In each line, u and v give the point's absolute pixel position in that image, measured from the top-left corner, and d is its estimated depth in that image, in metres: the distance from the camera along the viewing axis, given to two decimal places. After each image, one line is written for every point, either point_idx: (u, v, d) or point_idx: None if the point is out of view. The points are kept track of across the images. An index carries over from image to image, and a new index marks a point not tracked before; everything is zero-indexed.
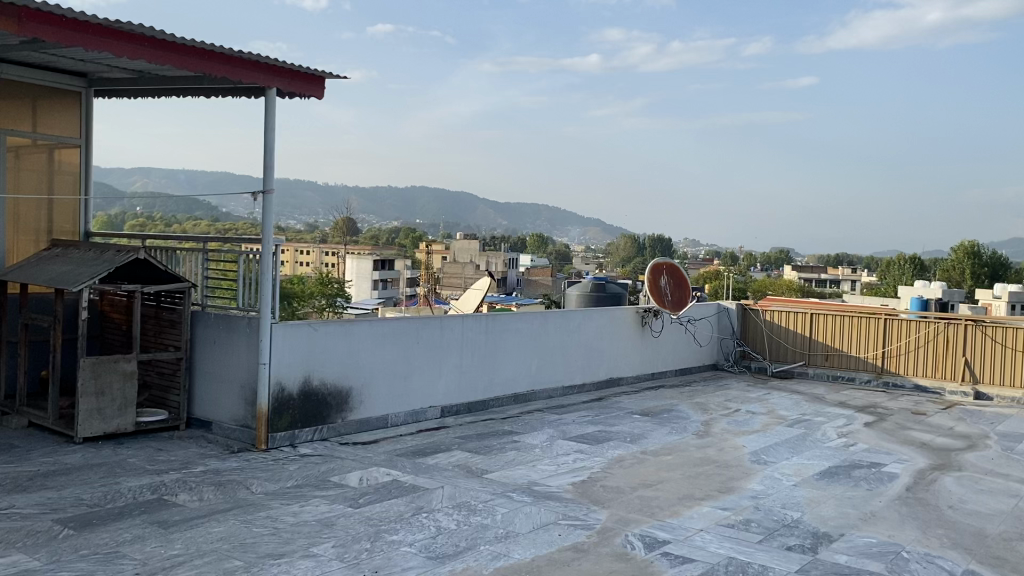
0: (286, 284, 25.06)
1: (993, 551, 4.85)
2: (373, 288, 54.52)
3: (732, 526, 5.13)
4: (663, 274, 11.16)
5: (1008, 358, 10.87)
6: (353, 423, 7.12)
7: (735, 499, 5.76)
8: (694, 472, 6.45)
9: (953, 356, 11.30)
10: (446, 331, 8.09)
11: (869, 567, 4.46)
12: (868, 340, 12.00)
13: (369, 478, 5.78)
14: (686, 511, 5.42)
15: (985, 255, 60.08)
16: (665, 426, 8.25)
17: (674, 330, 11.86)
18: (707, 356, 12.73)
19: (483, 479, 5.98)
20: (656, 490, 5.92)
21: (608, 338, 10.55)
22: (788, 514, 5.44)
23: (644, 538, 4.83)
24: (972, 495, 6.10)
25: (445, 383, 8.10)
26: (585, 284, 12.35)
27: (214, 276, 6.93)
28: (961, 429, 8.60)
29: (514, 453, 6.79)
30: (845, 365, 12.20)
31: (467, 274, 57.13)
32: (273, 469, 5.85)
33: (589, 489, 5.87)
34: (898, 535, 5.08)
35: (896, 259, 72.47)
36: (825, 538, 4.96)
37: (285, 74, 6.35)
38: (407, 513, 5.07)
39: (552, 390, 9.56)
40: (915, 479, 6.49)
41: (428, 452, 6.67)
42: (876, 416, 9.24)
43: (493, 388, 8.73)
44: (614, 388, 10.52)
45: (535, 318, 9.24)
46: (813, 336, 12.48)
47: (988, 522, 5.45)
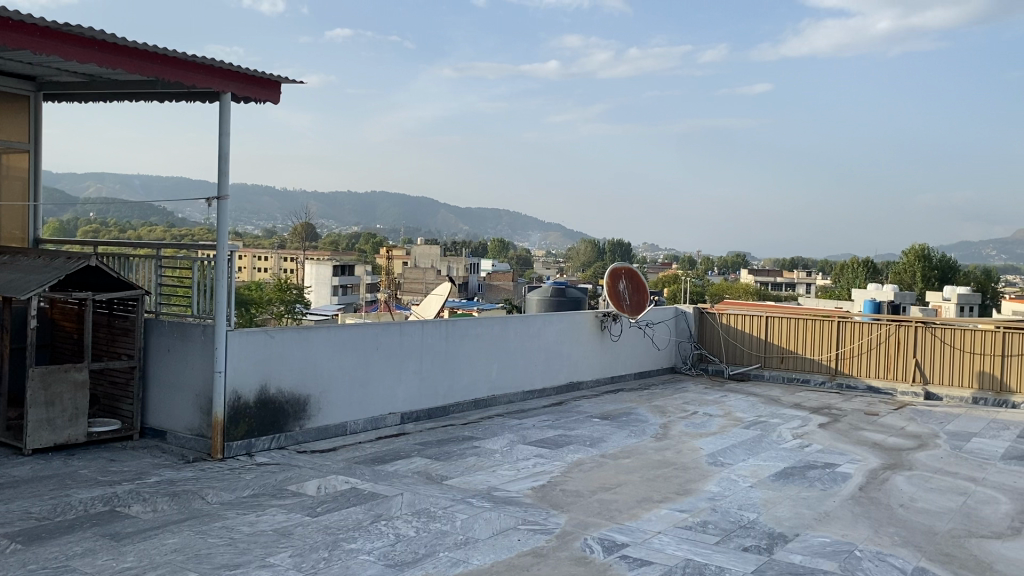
0: (243, 290, 24.72)
1: (942, 549, 4.96)
2: (333, 293, 54.05)
3: (689, 528, 5.18)
4: (623, 278, 11.26)
5: (958, 359, 11.12)
6: (311, 431, 7.05)
7: (693, 501, 5.82)
8: (653, 475, 6.50)
9: (905, 357, 11.54)
10: (406, 337, 8.06)
11: (823, 567, 4.53)
12: (822, 342, 12.21)
13: (327, 487, 5.73)
14: (645, 514, 5.46)
15: (935, 259, 61.40)
16: (624, 429, 8.32)
17: (633, 334, 11.95)
18: (665, 359, 12.85)
19: (444, 485, 5.96)
20: (616, 493, 5.95)
21: (569, 343, 10.59)
22: (745, 515, 5.51)
23: (603, 541, 4.85)
24: (923, 493, 6.23)
25: (405, 390, 8.07)
26: (545, 288, 12.40)
27: (168, 283, 6.82)
28: (912, 429, 8.79)
29: (474, 459, 6.78)
30: (800, 367, 12.40)
31: (427, 279, 56.94)
32: (229, 479, 5.77)
33: (549, 493, 5.89)
34: (852, 534, 5.17)
35: (850, 263, 73.77)
36: (780, 539, 5.03)
37: (239, 77, 6.27)
38: (366, 522, 5.04)
39: (513, 396, 9.57)
40: (867, 479, 6.61)
41: (387, 459, 6.64)
42: (830, 417, 9.41)
43: (453, 394, 8.71)
44: (574, 393, 10.57)
45: (495, 324, 9.24)
46: (769, 339, 12.67)
47: (938, 520, 5.57)
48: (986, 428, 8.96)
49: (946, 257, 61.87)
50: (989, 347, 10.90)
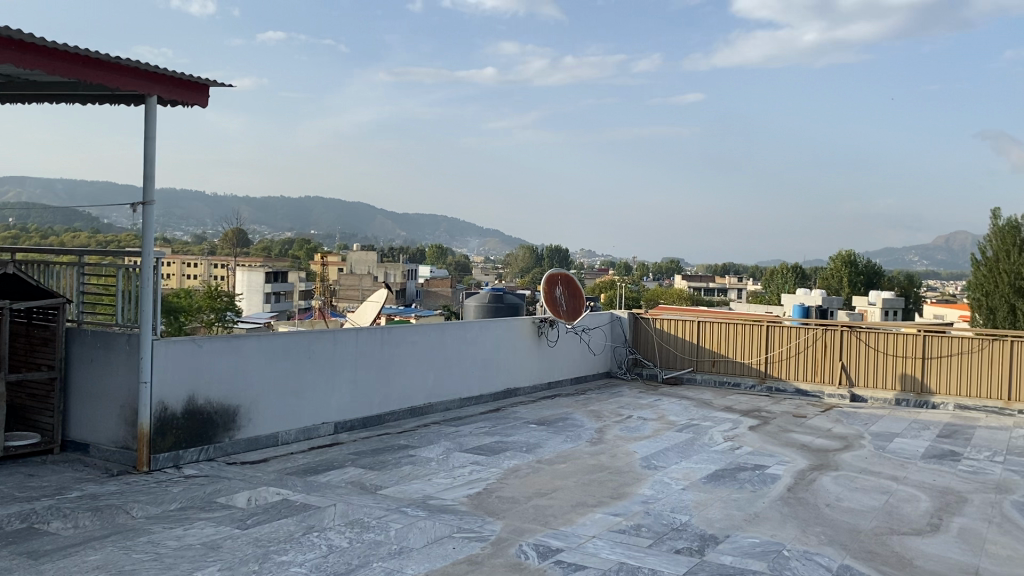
0: (172, 298, 24.07)
1: (866, 546, 5.10)
2: (266, 301, 53.07)
3: (623, 531, 5.23)
4: (559, 284, 11.30)
5: (881, 361, 11.49)
6: (242, 442, 6.91)
7: (627, 505, 5.88)
8: (587, 480, 6.54)
9: (832, 360, 11.88)
10: (339, 345, 7.96)
11: (752, 567, 4.61)
12: (753, 346, 12.48)
13: (257, 499, 5.61)
14: (579, 519, 5.49)
15: (860, 265, 63.32)
16: (560, 434, 8.35)
17: (569, 340, 12.03)
18: (601, 364, 12.97)
19: (378, 494, 5.90)
20: (551, 499, 5.97)
21: (505, 349, 10.61)
22: (677, 518, 5.58)
23: (538, 546, 4.86)
24: (848, 493, 6.40)
25: (338, 399, 7.97)
26: (483, 295, 12.38)
27: (91, 291, 6.61)
28: (838, 431, 9.03)
29: (409, 468, 6.73)
30: (731, 371, 12.64)
31: (363, 286, 56.37)
32: (155, 492, 5.61)
33: (484, 500, 5.88)
34: (780, 534, 5.28)
35: (780, 269, 75.53)
36: (711, 540, 5.11)
37: (166, 80, 6.13)
38: (297, 533, 4.95)
39: (449, 403, 9.53)
40: (796, 480, 6.77)
41: (320, 469, 6.54)
42: (760, 419, 9.61)
43: (388, 402, 8.64)
44: (511, 399, 10.58)
45: (431, 330, 9.20)
46: (701, 344, 12.89)
47: (863, 519, 5.73)
48: (908, 428, 9.27)
49: (871, 263, 63.80)
50: (911, 349, 11.26)
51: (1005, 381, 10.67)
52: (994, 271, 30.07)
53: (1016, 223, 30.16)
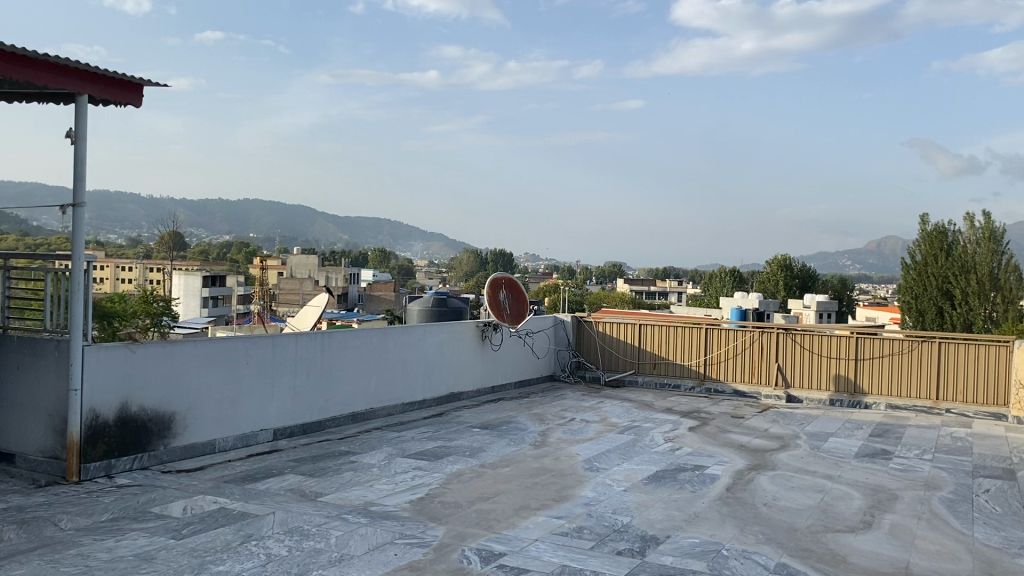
0: (105, 301, 23.39)
1: (802, 544, 5.21)
2: (203, 305, 51.95)
3: (565, 534, 5.25)
4: (503, 288, 11.31)
5: (816, 363, 11.77)
6: (177, 450, 6.74)
7: (570, 507, 5.90)
8: (531, 483, 6.56)
9: (768, 362, 12.12)
10: (279, 351, 7.84)
11: (692, 567, 4.67)
12: (693, 349, 12.67)
13: (193, 508, 5.48)
14: (522, 522, 5.49)
15: (796, 269, 64.77)
16: (503, 438, 8.35)
17: (513, 344, 12.04)
18: (544, 367, 13.02)
19: (319, 501, 5.81)
20: (494, 503, 5.96)
21: (449, 353, 10.57)
22: (619, 519, 5.62)
23: (480, 551, 4.85)
24: (784, 492, 6.53)
25: (278, 405, 7.84)
26: (426, 298, 12.30)
27: (18, 296, 6.39)
28: (775, 431, 9.21)
29: (351, 474, 6.65)
30: (672, 373, 12.80)
31: (304, 291, 55.56)
32: (85, 503, 5.44)
33: (427, 505, 5.84)
34: (719, 534, 5.36)
35: (719, 273, 76.86)
36: (652, 541, 5.17)
37: (98, 80, 5.96)
38: (235, 542, 4.85)
39: (392, 408, 9.45)
40: (734, 480, 6.88)
41: (259, 477, 6.42)
42: (700, 420, 9.75)
43: (329, 408, 8.53)
44: (454, 403, 10.54)
45: (372, 336, 9.11)
46: (642, 346, 13.03)
47: (799, 517, 5.85)
48: (842, 428, 9.50)
49: (806, 267, 65.26)
50: (845, 351, 11.56)
51: (933, 381, 11.01)
52: (922, 275, 30.87)
53: (943, 228, 30.99)
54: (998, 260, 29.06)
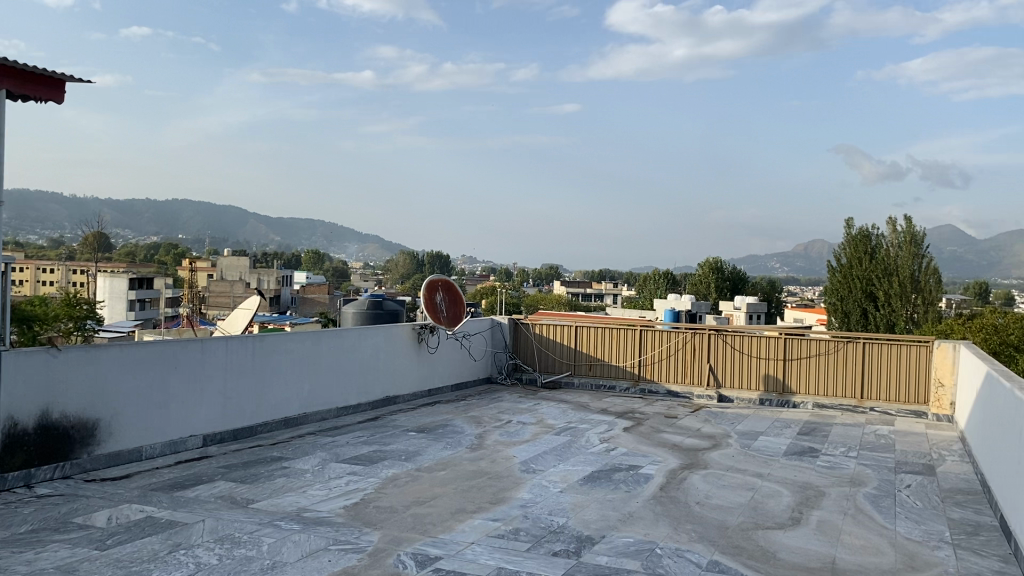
0: (23, 304, 22.45)
1: (734, 542, 5.31)
2: (129, 308, 50.39)
3: (502, 536, 5.25)
4: (439, 291, 11.23)
5: (746, 363, 12.02)
6: (102, 458, 6.53)
7: (506, 509, 5.91)
8: (467, 486, 6.54)
9: (700, 362, 12.33)
10: (208, 355, 7.65)
11: (627, 566, 4.72)
12: (628, 350, 12.81)
13: (118, 517, 5.32)
14: (458, 525, 5.47)
15: (727, 271, 66.10)
16: (439, 441, 8.31)
17: (449, 346, 12.00)
18: (481, 369, 13.01)
19: (250, 508, 5.69)
20: (430, 507, 5.93)
21: (384, 356, 10.47)
22: (555, 520, 5.65)
23: (416, 556, 4.81)
24: (716, 490, 6.65)
25: (207, 411, 7.66)
26: (361, 301, 12.15)
27: None
28: (707, 430, 9.37)
29: (283, 480, 6.54)
30: (607, 374, 12.93)
31: (235, 294, 54.36)
32: (2, 515, 5.22)
33: (362, 511, 5.78)
34: (653, 533, 5.43)
35: (653, 275, 77.95)
36: (587, 541, 5.20)
37: (14, 75, 5.71)
38: (162, 552, 4.72)
39: (326, 413, 9.33)
40: (668, 479, 6.98)
41: (187, 484, 6.26)
42: (635, 420, 9.87)
43: (261, 413, 8.37)
44: (390, 407, 10.45)
45: (305, 339, 8.97)
46: (578, 348, 13.13)
47: (730, 514, 5.97)
48: (771, 427, 9.73)
49: (737, 270, 66.65)
50: (774, 352, 11.84)
51: (857, 380, 11.35)
52: (847, 278, 31.77)
53: (867, 232, 31.94)
54: (918, 262, 30.23)
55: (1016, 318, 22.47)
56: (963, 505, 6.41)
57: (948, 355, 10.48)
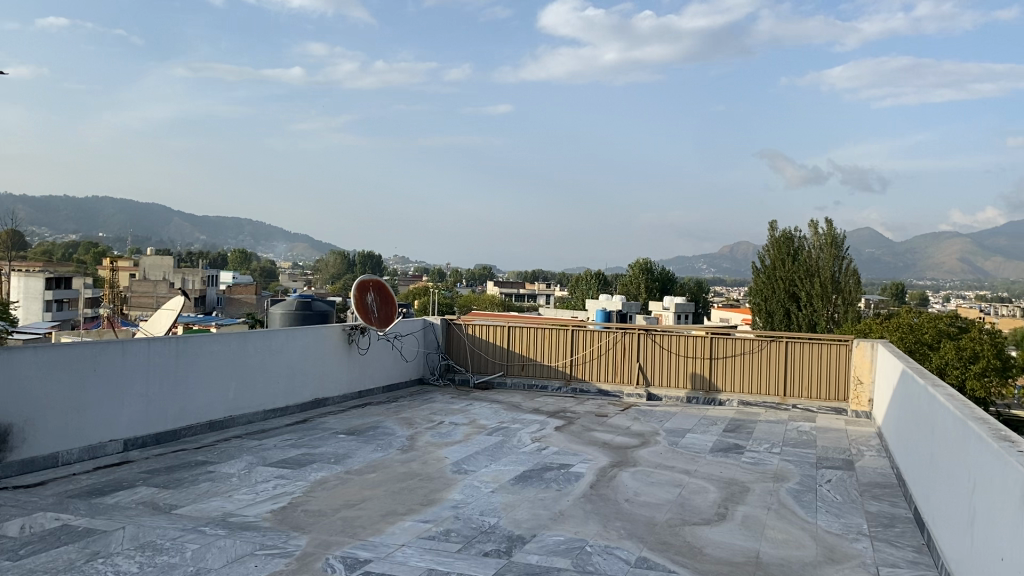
0: None
1: (662, 538, 5.39)
2: (45, 309, 48.56)
3: (432, 538, 5.22)
4: (370, 290, 11.09)
5: (675, 363, 12.23)
6: (15, 464, 6.27)
7: (437, 511, 5.89)
8: (397, 488, 6.49)
9: (630, 362, 12.49)
10: (129, 356, 7.41)
11: (557, 565, 4.75)
12: (560, 349, 12.90)
13: (33, 526, 5.11)
14: (389, 528, 5.43)
15: (657, 272, 67.17)
16: (370, 443, 8.23)
17: (380, 347, 11.89)
18: (413, 370, 12.93)
19: (172, 514, 5.54)
20: (360, 509, 5.86)
21: (313, 358, 10.31)
22: (486, 520, 5.65)
23: (345, 559, 4.75)
24: (644, 487, 6.75)
25: (128, 414, 7.43)
26: (289, 301, 11.94)
27: None
28: (636, 428, 9.50)
29: (208, 484, 6.39)
30: (539, 374, 12.99)
31: (158, 293, 52.87)
32: None
33: (289, 515, 5.68)
34: (583, 531, 5.48)
35: (584, 276, 78.68)
36: (518, 541, 5.22)
37: None
38: (79, 561, 4.55)
39: (253, 416, 9.15)
40: (598, 477, 7.05)
41: (106, 491, 6.05)
42: (565, 419, 9.95)
43: (185, 417, 8.16)
44: (319, 409, 10.30)
45: (231, 340, 8.77)
46: (510, 347, 13.16)
47: (658, 511, 6.06)
48: (698, 424, 9.92)
49: (666, 270, 67.79)
50: (702, 351, 12.07)
51: (781, 378, 11.65)
52: (771, 278, 32.58)
53: (790, 234, 32.72)
54: (839, 263, 30.96)
55: (928, 317, 23.37)
56: (880, 498, 6.65)
57: (866, 353, 10.84)
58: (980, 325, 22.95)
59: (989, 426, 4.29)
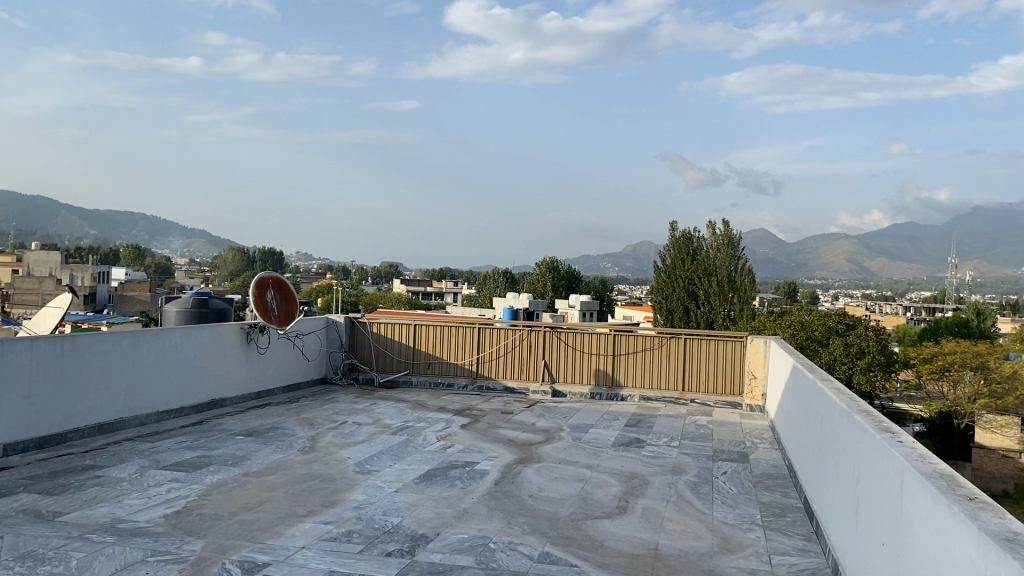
0: None
1: (564, 533, 5.46)
2: None
3: (334, 539, 5.14)
4: (270, 287, 10.81)
5: (579, 359, 12.39)
6: None
7: (338, 512, 5.80)
8: (298, 489, 6.35)
9: (536, 359, 12.60)
10: (11, 357, 7.01)
11: (460, 562, 4.75)
12: (466, 347, 12.90)
13: None
14: (288, 530, 5.32)
15: (562, 271, 67.99)
16: (270, 444, 8.04)
17: (280, 346, 11.63)
18: (315, 369, 12.69)
19: (56, 522, 5.27)
20: (258, 512, 5.72)
21: (209, 357, 10.00)
22: (388, 520, 5.59)
23: (242, 563, 4.63)
24: (548, 483, 6.82)
25: (8, 417, 7.04)
26: (185, 299, 11.53)
27: None
28: (540, 425, 9.59)
29: (96, 489, 6.11)
30: (445, 372, 12.95)
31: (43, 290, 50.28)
32: None
33: (183, 519, 5.49)
34: (487, 528, 5.50)
35: (491, 274, 78.96)
36: (421, 540, 5.19)
37: None
38: None
39: (145, 418, 8.81)
40: (502, 474, 7.09)
41: None
42: (471, 417, 9.95)
43: (72, 420, 7.80)
44: (216, 410, 10.00)
45: (122, 340, 8.41)
46: (416, 346, 13.07)
47: (561, 506, 6.13)
48: (601, 420, 10.09)
49: (572, 269, 68.87)
50: (605, 347, 12.27)
51: (681, 373, 11.98)
52: (671, 277, 33.34)
53: (688, 234, 33.50)
54: (735, 263, 32.17)
55: (819, 314, 24.36)
56: (772, 489, 6.91)
57: (760, 349, 11.25)
58: (866, 321, 24.12)
59: (872, 418, 4.52)
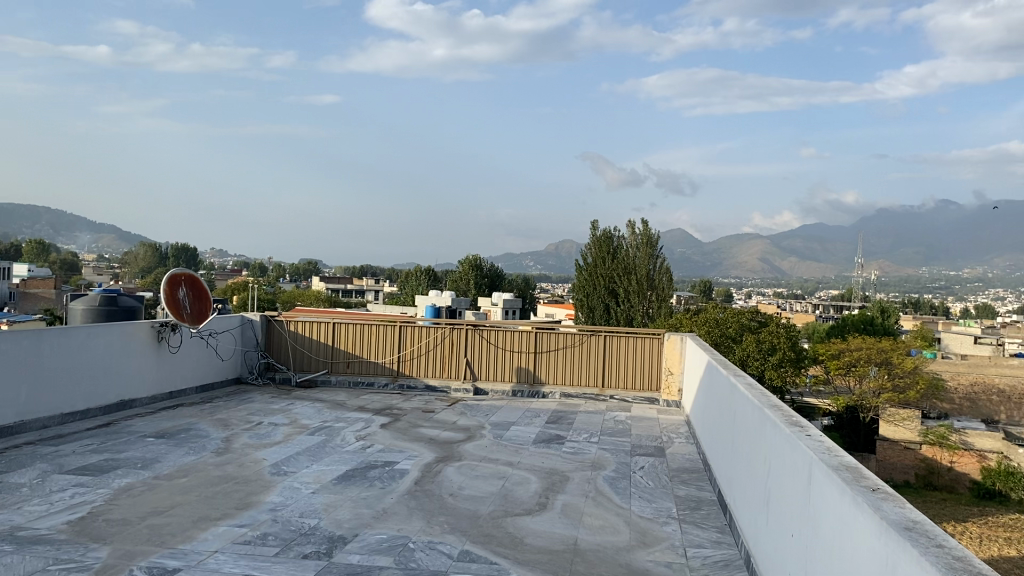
0: None
1: (484, 531, 5.46)
2: None
3: (248, 543, 5.02)
4: (183, 285, 10.52)
5: (501, 357, 12.42)
6: None
7: (253, 514, 5.67)
8: (211, 492, 6.19)
9: (457, 357, 12.58)
10: None
11: (378, 563, 4.70)
12: (386, 345, 12.78)
13: None
14: (200, 534, 5.17)
15: (485, 269, 68.17)
16: (182, 446, 7.80)
17: (193, 345, 11.31)
18: (229, 369, 12.38)
19: None
20: (168, 516, 5.54)
21: (117, 357, 9.64)
22: (305, 522, 5.50)
23: (151, 569, 4.48)
24: (468, 481, 6.82)
25: None
26: (92, 296, 11.10)
27: None
28: (461, 423, 9.58)
29: None
30: (365, 371, 12.81)
31: None
32: None
33: (89, 525, 5.28)
34: (406, 527, 5.45)
35: (412, 272, 78.50)
36: (339, 541, 5.12)
37: None
38: None
39: (48, 420, 8.45)
40: (422, 472, 7.05)
41: None
42: (391, 416, 9.87)
43: None
44: (125, 412, 9.66)
45: (24, 339, 8.03)
46: (336, 344, 12.87)
47: (481, 504, 6.14)
48: (522, 416, 10.14)
49: (494, 267, 69.16)
50: (526, 345, 12.32)
51: (600, 370, 12.14)
52: (592, 276, 33.78)
53: (608, 234, 34.07)
54: (653, 262, 32.90)
55: (733, 312, 25.08)
56: (687, 483, 7.07)
57: (677, 346, 11.50)
58: (777, 319, 24.95)
59: (782, 413, 4.66)
